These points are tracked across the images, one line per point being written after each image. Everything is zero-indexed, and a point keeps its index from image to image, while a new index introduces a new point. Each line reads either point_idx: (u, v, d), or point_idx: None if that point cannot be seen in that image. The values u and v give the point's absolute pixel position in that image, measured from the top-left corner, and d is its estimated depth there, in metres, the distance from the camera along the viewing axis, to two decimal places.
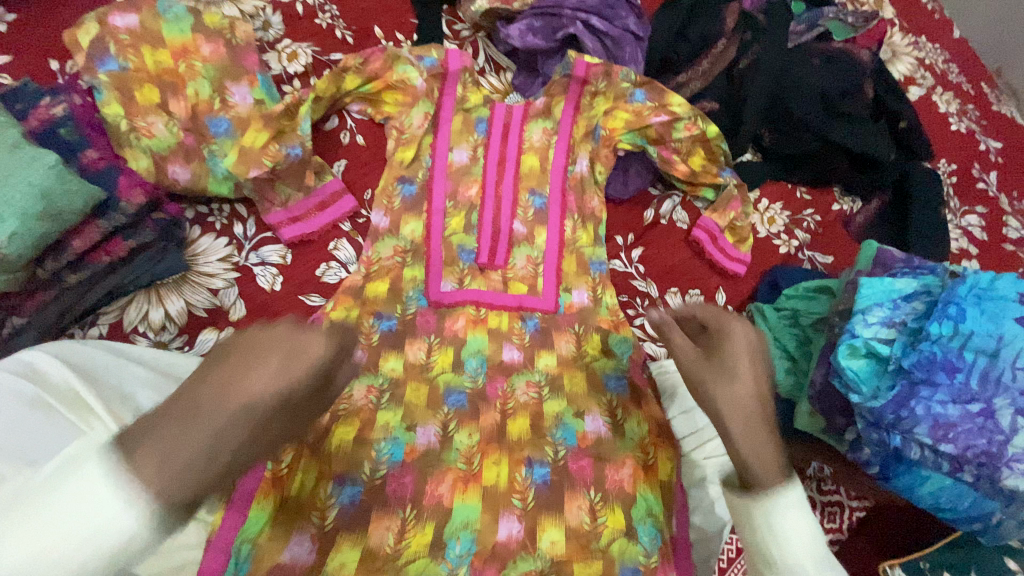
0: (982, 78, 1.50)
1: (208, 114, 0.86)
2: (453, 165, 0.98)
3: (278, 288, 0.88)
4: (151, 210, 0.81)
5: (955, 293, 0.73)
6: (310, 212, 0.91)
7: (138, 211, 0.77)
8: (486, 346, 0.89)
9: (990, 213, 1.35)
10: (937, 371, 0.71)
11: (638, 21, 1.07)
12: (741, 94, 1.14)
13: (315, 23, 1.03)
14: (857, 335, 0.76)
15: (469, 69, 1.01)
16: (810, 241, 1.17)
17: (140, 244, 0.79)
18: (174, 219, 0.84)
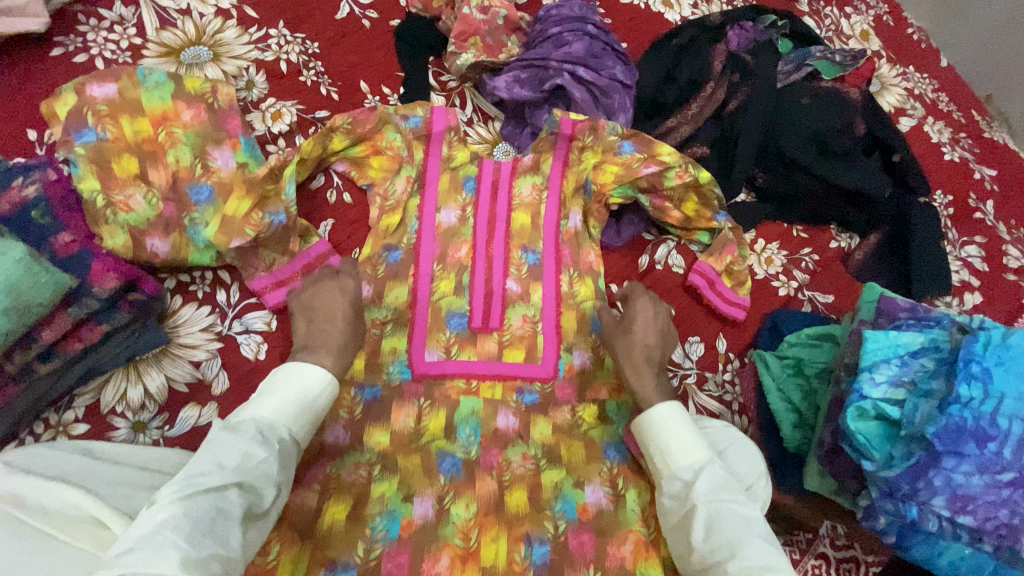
0: (972, 105, 1.50)
1: (189, 182, 0.84)
2: (441, 227, 0.98)
3: (262, 357, 0.85)
4: (127, 290, 0.78)
5: (973, 352, 0.70)
6: (294, 274, 0.88)
7: (110, 294, 0.75)
8: (481, 408, 0.89)
9: (990, 243, 1.33)
10: (966, 441, 0.68)
11: (625, 69, 1.07)
12: (732, 137, 1.13)
13: (299, 80, 1.02)
14: (865, 396, 0.74)
15: (453, 127, 1.00)
16: (810, 281, 1.15)
17: (114, 327, 0.76)
18: (155, 297, 0.79)
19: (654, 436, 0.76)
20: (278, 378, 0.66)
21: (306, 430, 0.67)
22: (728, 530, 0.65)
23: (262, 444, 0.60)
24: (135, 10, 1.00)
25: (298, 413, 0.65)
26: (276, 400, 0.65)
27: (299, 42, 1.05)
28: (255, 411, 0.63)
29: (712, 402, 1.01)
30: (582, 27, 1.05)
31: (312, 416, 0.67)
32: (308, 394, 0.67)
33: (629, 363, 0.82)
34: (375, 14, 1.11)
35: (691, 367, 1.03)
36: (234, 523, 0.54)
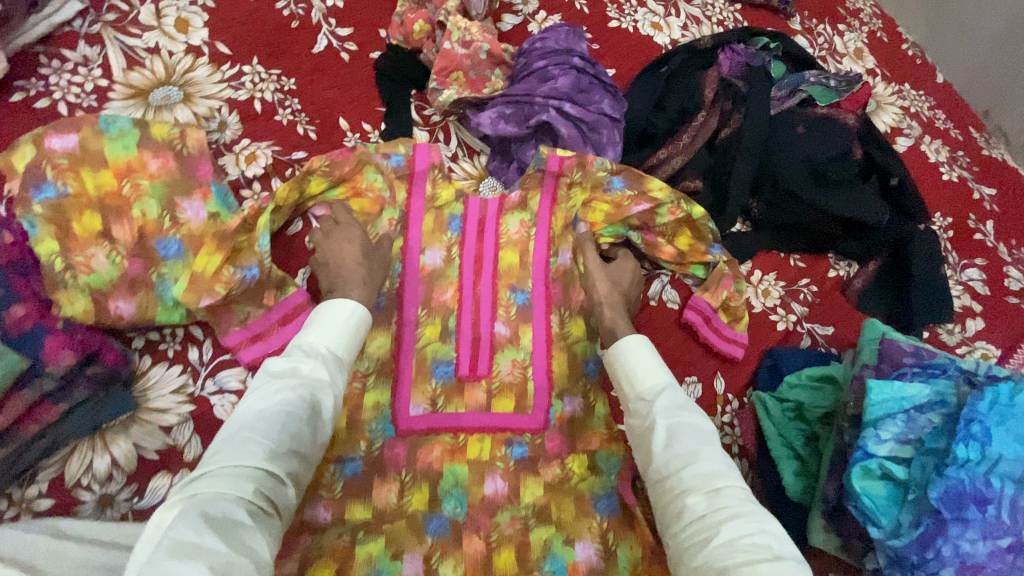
0: (969, 122, 1.47)
1: (156, 236, 0.80)
2: (426, 269, 0.94)
3: None
4: (85, 364, 0.75)
5: (976, 410, 0.67)
6: (271, 328, 0.84)
7: (65, 372, 0.72)
8: (465, 477, 0.85)
9: (990, 265, 1.30)
10: (967, 505, 0.64)
11: (613, 101, 1.04)
12: (726, 167, 1.09)
13: (274, 119, 0.98)
14: (871, 454, 0.71)
15: (437, 165, 0.96)
16: (809, 313, 1.12)
17: (72, 405, 0.74)
18: (115, 369, 0.76)
19: (622, 365, 0.80)
20: (327, 313, 0.74)
21: (345, 354, 0.73)
22: (691, 440, 0.69)
23: (316, 363, 0.68)
24: (101, 51, 0.96)
25: (342, 337, 0.73)
26: (325, 329, 0.73)
27: (275, 79, 1.01)
28: (311, 340, 0.71)
29: None
30: (567, 61, 1.02)
31: (355, 342, 0.75)
32: (352, 324, 0.75)
33: (604, 295, 0.93)
34: (354, 46, 1.07)
35: None
36: (301, 421, 0.62)
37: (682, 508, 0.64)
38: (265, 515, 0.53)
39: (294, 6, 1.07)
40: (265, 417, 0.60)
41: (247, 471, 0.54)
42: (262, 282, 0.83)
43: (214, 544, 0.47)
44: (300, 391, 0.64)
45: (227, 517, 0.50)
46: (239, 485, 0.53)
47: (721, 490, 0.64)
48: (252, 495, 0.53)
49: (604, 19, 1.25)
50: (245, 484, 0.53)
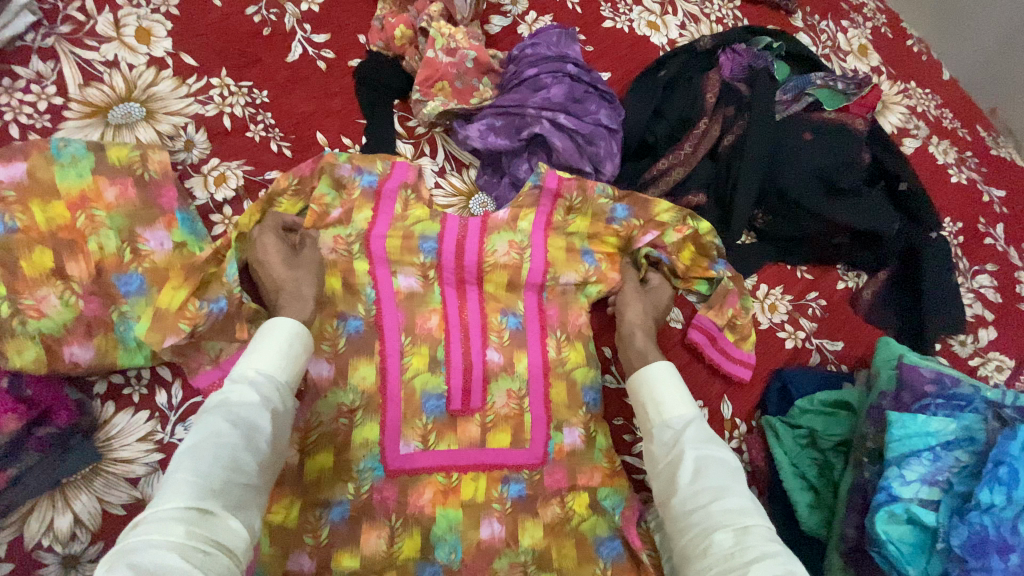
0: (977, 121, 1.42)
1: (116, 270, 0.74)
2: (400, 292, 0.87)
3: None
4: (35, 425, 0.69)
5: (1007, 451, 0.62)
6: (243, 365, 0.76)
7: (10, 438, 0.67)
8: (460, 522, 0.79)
9: (1002, 271, 1.25)
10: (991, 553, 0.58)
11: (610, 110, 0.97)
12: (730, 177, 1.03)
13: (246, 135, 0.91)
14: (894, 496, 0.66)
15: (410, 184, 0.90)
16: (818, 328, 1.06)
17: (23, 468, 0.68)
18: (69, 428, 0.70)
19: (649, 389, 0.76)
20: (261, 335, 0.68)
21: (288, 373, 0.67)
22: (718, 473, 0.65)
23: (248, 389, 0.62)
24: (55, 65, 0.88)
25: (279, 358, 0.67)
26: (261, 352, 0.66)
27: (245, 92, 0.94)
28: (245, 365, 0.65)
29: None
30: (561, 69, 0.95)
31: (296, 362, 0.69)
32: (291, 343, 0.68)
33: (639, 317, 0.89)
34: (332, 53, 1.00)
35: None
36: (239, 452, 0.56)
37: (708, 545, 0.60)
38: (204, 554, 0.48)
39: (266, 11, 0.99)
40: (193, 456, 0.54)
41: (174, 513, 0.49)
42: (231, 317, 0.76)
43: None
44: (234, 419, 0.58)
45: (155, 565, 0.45)
46: (166, 529, 0.48)
47: (747, 528, 0.59)
48: (184, 538, 0.48)
49: (598, 19, 1.18)
50: (174, 527, 0.48)
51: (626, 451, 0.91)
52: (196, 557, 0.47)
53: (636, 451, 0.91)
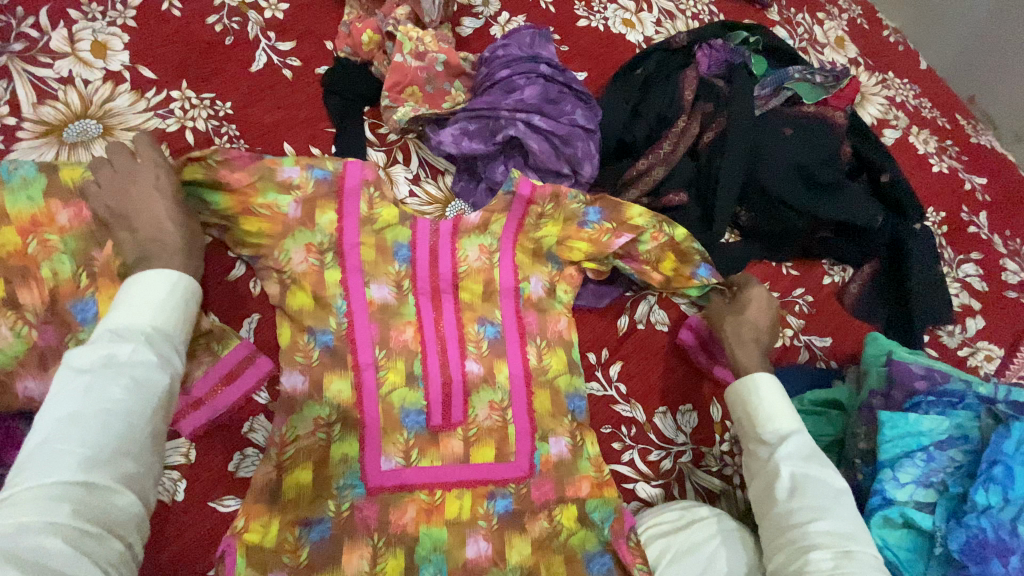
0: (955, 109, 1.42)
1: (72, 297, 0.70)
2: (373, 303, 0.85)
3: (180, 497, 0.73)
4: None
5: (1001, 450, 0.60)
6: (212, 391, 0.76)
7: None
8: (445, 541, 0.77)
9: (987, 259, 1.25)
10: (991, 557, 0.57)
11: (586, 111, 0.95)
12: (713, 175, 1.01)
13: (209, 149, 0.88)
14: (890, 500, 0.64)
15: (372, 181, 0.86)
16: (805, 325, 1.05)
17: None
18: None
19: (751, 395, 0.73)
20: (141, 284, 0.62)
21: (177, 326, 0.62)
22: (819, 493, 0.64)
23: (140, 346, 0.56)
24: (7, 84, 0.84)
25: (167, 312, 0.61)
26: (142, 307, 0.60)
27: (207, 104, 0.91)
28: (126, 321, 0.58)
29: (712, 480, 0.90)
30: (534, 70, 0.92)
31: (185, 312, 0.63)
32: (180, 294, 0.63)
33: (735, 331, 0.86)
34: (298, 61, 0.97)
35: (686, 442, 0.91)
36: (130, 416, 0.52)
37: (808, 564, 0.60)
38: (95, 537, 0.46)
39: (227, 19, 0.96)
40: (75, 425, 0.50)
41: (58, 493, 0.46)
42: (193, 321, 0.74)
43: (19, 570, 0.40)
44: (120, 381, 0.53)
45: (35, 554, 0.42)
46: (49, 509, 0.45)
47: (852, 554, 0.59)
48: (70, 517, 0.45)
49: (572, 18, 1.16)
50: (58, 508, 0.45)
51: (615, 460, 0.88)
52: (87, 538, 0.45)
53: (625, 460, 0.89)
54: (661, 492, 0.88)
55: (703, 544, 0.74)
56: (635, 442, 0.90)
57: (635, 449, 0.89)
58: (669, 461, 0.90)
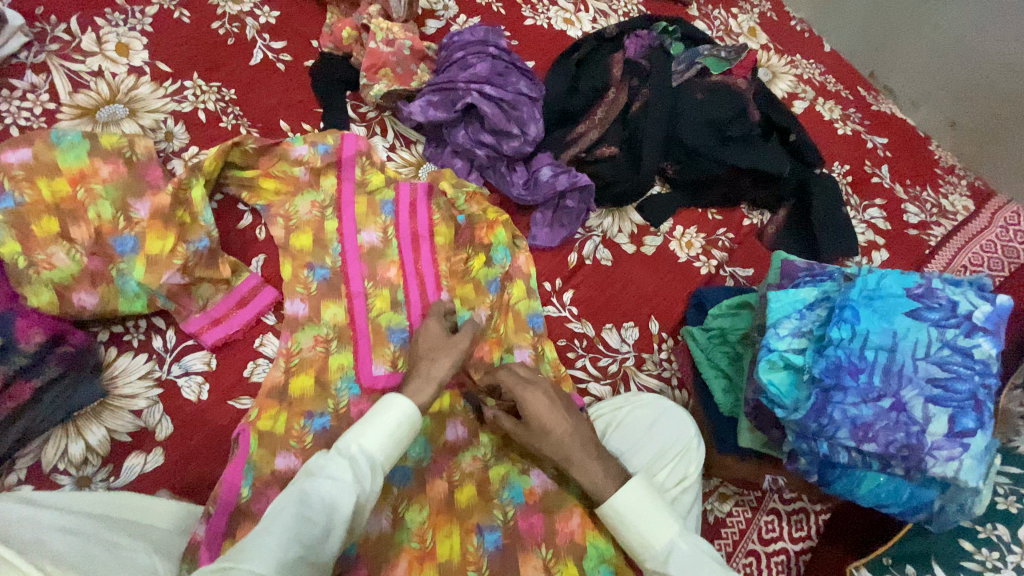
0: (857, 83, 1.65)
1: (113, 235, 0.87)
2: (364, 247, 1.02)
3: (204, 397, 0.87)
4: (55, 346, 0.81)
5: (848, 297, 0.77)
6: (229, 312, 0.91)
7: (36, 350, 0.79)
8: (428, 427, 0.92)
9: (889, 204, 1.46)
10: (844, 375, 0.73)
11: (529, 83, 1.15)
12: (639, 134, 1.21)
13: (218, 125, 1.06)
14: (773, 349, 0.80)
15: (364, 152, 1.07)
16: (729, 258, 1.24)
17: (44, 383, 0.79)
18: (82, 350, 0.82)
19: (620, 524, 0.73)
20: (376, 410, 0.72)
21: (386, 453, 0.70)
22: None
23: (346, 466, 0.65)
24: (47, 77, 1.02)
25: (383, 440, 0.70)
26: (368, 430, 0.70)
27: (215, 91, 1.09)
28: (353, 438, 0.68)
29: (652, 379, 1.08)
30: (484, 50, 1.13)
31: (398, 451, 0.72)
32: (402, 431, 0.72)
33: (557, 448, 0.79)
34: (289, 56, 1.17)
35: (629, 350, 1.09)
36: (321, 532, 0.58)
37: None
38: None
39: (229, 25, 1.16)
40: (285, 513, 0.58)
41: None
42: (213, 251, 0.90)
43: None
44: (324, 493, 0.61)
45: None
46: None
47: None
48: None
49: (520, 18, 1.37)
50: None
51: (570, 366, 1.06)
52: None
53: (579, 365, 1.06)
54: (610, 389, 1.05)
55: (647, 416, 0.92)
56: (586, 351, 1.07)
57: (586, 356, 1.07)
58: (616, 365, 1.07)
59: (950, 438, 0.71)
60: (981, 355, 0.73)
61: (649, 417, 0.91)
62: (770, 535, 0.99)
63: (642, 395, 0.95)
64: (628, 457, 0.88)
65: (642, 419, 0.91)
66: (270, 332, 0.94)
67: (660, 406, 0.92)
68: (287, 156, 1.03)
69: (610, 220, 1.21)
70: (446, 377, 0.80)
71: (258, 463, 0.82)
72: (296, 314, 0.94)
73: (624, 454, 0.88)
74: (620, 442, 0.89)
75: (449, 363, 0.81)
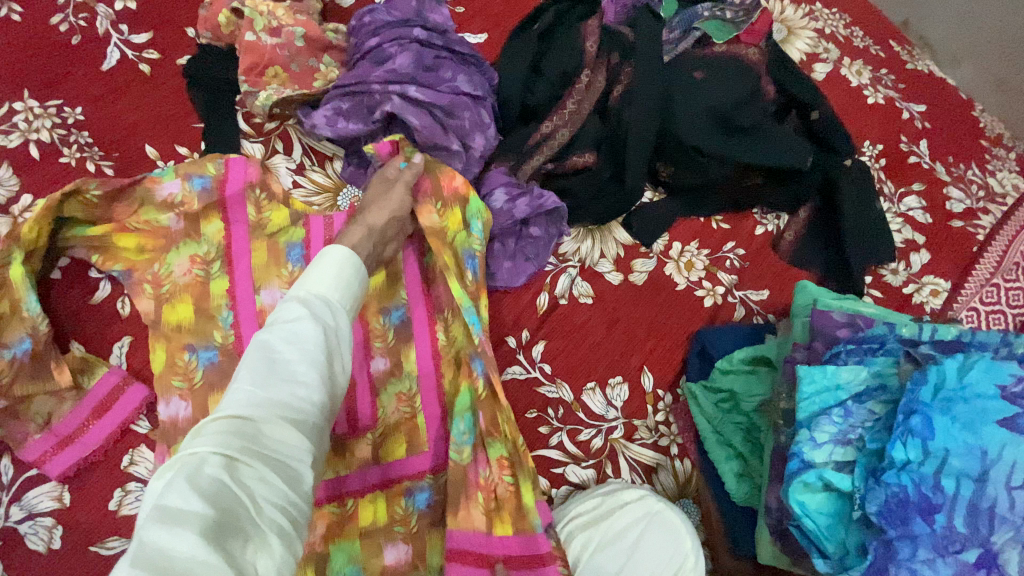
0: (889, 35, 1.34)
1: None
2: (265, 311, 0.78)
3: (57, 545, 0.67)
4: None
5: (916, 398, 0.54)
6: (83, 426, 0.70)
7: None
8: (360, 553, 0.72)
9: (929, 189, 1.20)
10: (912, 518, 0.52)
11: (470, 77, 0.87)
12: (621, 131, 0.94)
13: (59, 162, 0.80)
14: (807, 463, 0.58)
15: (255, 184, 0.80)
16: (739, 280, 1.00)
17: None
18: None
19: None
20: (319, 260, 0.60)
21: (347, 290, 0.58)
22: None
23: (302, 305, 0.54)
24: None
25: (336, 278, 0.58)
26: (315, 278, 0.58)
27: (54, 112, 0.82)
28: (299, 290, 0.56)
29: (646, 452, 0.86)
30: (406, 35, 0.85)
31: (361, 290, 0.60)
32: (355, 272, 0.60)
33: None
34: (155, 53, 0.88)
35: (617, 417, 0.87)
36: (297, 362, 0.49)
37: None
38: (259, 475, 0.42)
39: (72, 17, 0.87)
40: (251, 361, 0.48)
41: (224, 432, 0.43)
42: (42, 354, 0.69)
43: (202, 504, 0.37)
44: (285, 331, 0.51)
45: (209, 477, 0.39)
46: (219, 445, 0.42)
47: None
48: (239, 452, 0.42)
49: None
50: (228, 441, 0.42)
51: (543, 445, 0.85)
52: (248, 473, 0.41)
53: (554, 443, 0.85)
54: (593, 473, 0.84)
55: (631, 527, 0.71)
56: (563, 423, 0.86)
57: (563, 430, 0.85)
58: (601, 439, 0.86)
59: None
60: None
61: (633, 529, 0.71)
62: None
63: (632, 494, 0.73)
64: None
65: (624, 532, 0.71)
66: (142, 446, 0.71)
67: (646, 507, 0.72)
68: (151, 199, 0.77)
69: (589, 244, 0.96)
70: (383, 225, 0.74)
71: None
72: (173, 419, 0.72)
73: None
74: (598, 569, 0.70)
75: (388, 214, 0.75)
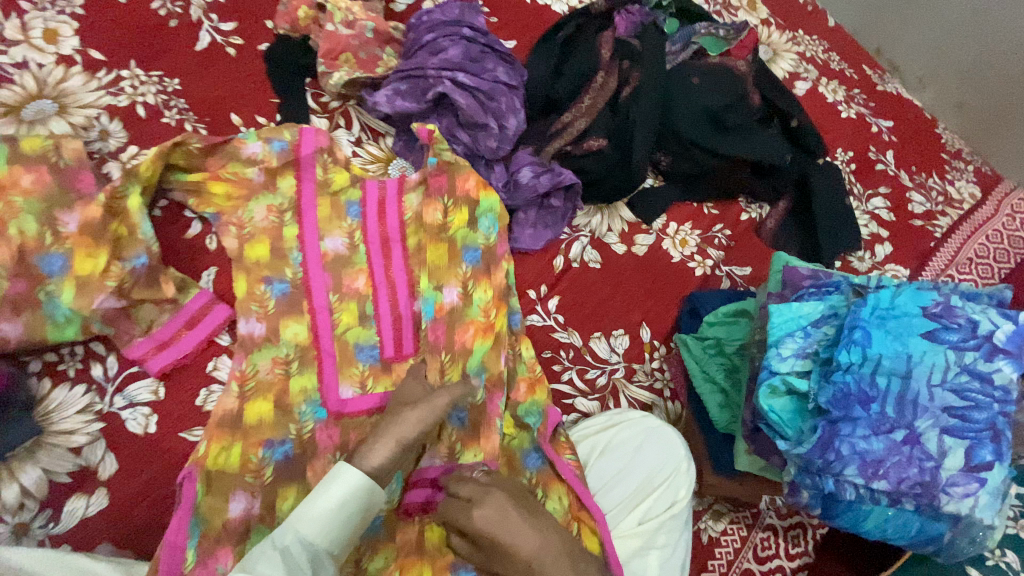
0: (862, 61, 1.54)
1: (38, 252, 0.77)
2: (328, 255, 0.92)
3: (152, 429, 0.80)
4: None
5: (859, 316, 0.69)
6: (176, 334, 0.83)
7: None
8: None
9: (893, 192, 1.37)
10: (853, 405, 0.67)
11: (508, 69, 1.05)
12: (629, 123, 1.11)
13: (161, 122, 0.96)
14: (774, 372, 0.73)
15: (324, 149, 0.96)
16: (725, 256, 1.16)
17: None
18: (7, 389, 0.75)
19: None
20: (324, 482, 0.59)
21: (336, 535, 0.57)
22: None
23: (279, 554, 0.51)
24: None
25: (330, 518, 0.56)
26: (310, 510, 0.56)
27: (156, 81, 0.98)
28: (290, 525, 0.55)
29: (643, 392, 1.01)
30: (456, 32, 1.02)
31: (353, 528, 0.58)
32: (355, 506, 0.58)
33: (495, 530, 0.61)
34: (240, 40, 1.05)
35: (619, 360, 1.02)
36: None
37: None
38: None
39: (171, 4, 1.03)
40: None
41: None
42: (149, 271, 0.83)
43: None
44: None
45: None
46: None
47: None
48: None
49: None
50: None
51: (556, 380, 0.99)
52: None
53: (565, 379, 0.99)
54: (597, 405, 0.98)
55: (632, 438, 0.86)
56: (573, 363, 1.00)
57: (573, 369, 1.00)
58: (604, 377, 1.00)
59: (965, 474, 0.65)
60: (1001, 381, 0.66)
61: (633, 443, 0.85)
62: (766, 553, 0.94)
63: (637, 416, 0.87)
64: (609, 488, 0.83)
65: (625, 444, 0.86)
66: (224, 356, 0.85)
67: (643, 425, 0.86)
68: (238, 155, 0.92)
69: (599, 219, 1.12)
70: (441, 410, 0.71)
71: (207, 513, 0.75)
72: (250, 335, 0.85)
73: (606, 486, 0.84)
74: (602, 472, 0.84)
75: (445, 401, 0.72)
